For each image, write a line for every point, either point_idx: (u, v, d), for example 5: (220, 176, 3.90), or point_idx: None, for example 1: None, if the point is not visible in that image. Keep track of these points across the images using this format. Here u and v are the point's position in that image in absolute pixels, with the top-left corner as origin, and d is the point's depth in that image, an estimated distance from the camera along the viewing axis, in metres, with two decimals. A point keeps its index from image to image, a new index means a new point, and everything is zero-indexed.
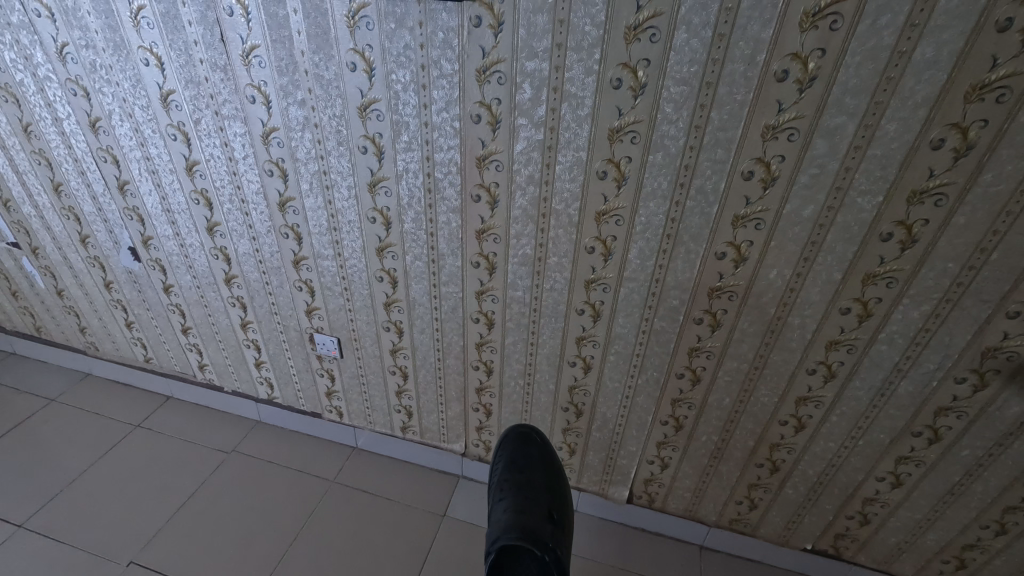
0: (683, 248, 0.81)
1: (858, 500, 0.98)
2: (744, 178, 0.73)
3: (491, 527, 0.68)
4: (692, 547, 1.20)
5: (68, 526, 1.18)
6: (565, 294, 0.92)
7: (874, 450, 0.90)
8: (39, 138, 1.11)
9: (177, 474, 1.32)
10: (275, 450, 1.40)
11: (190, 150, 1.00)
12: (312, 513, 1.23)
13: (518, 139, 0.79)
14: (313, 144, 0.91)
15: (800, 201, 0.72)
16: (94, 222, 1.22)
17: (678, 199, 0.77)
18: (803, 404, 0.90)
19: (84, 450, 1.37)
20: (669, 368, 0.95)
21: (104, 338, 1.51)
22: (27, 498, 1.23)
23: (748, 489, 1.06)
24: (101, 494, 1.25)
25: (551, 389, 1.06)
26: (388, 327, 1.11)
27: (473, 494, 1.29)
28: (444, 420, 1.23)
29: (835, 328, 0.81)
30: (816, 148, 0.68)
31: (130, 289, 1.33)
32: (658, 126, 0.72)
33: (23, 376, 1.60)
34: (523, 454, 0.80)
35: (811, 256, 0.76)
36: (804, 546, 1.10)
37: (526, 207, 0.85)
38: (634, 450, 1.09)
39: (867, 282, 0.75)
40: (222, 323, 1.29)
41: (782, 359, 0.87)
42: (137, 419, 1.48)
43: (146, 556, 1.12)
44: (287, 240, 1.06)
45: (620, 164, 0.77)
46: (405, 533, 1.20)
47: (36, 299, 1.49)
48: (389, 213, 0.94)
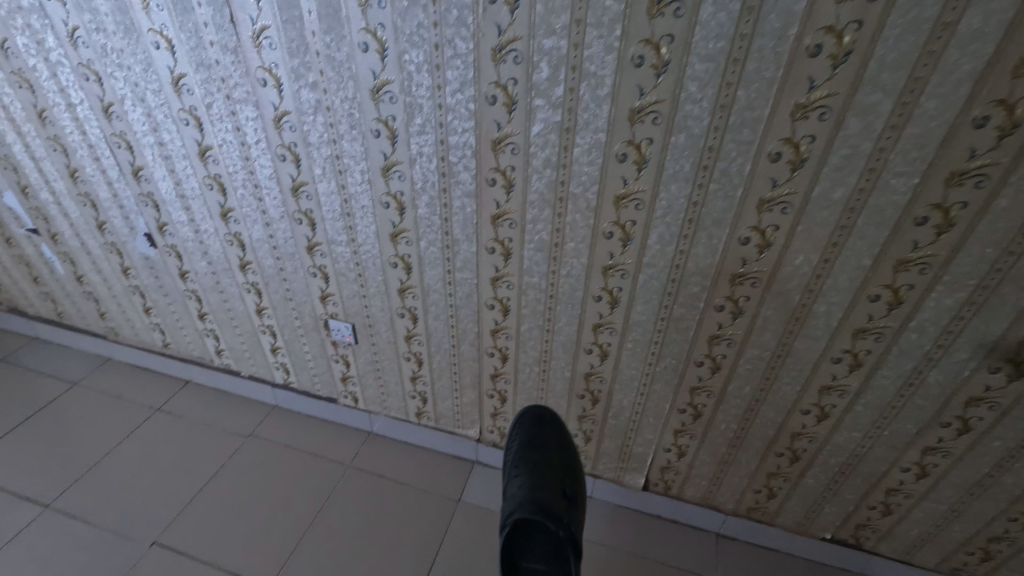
0: (705, 233, 0.79)
1: (880, 491, 0.95)
2: (770, 160, 0.70)
3: (507, 501, 0.73)
4: (707, 535, 1.19)
5: (93, 507, 1.21)
6: (582, 281, 0.91)
7: (900, 440, 0.88)
8: (53, 124, 1.11)
9: (197, 456, 1.34)
10: (292, 434, 1.41)
11: (203, 135, 0.99)
12: (329, 497, 1.25)
13: (534, 121, 0.77)
14: (325, 127, 0.89)
15: (830, 183, 0.69)
16: (110, 209, 1.22)
17: (701, 182, 0.74)
18: (827, 393, 0.88)
19: (106, 433, 1.40)
20: (688, 356, 0.93)
21: (123, 323, 1.53)
22: (53, 480, 1.26)
23: (767, 478, 1.04)
24: (124, 476, 1.28)
25: (567, 376, 1.05)
26: (402, 313, 1.10)
27: (488, 480, 1.29)
28: (459, 406, 1.23)
29: (862, 315, 0.78)
30: (849, 127, 0.64)
31: (147, 275, 1.33)
32: (681, 106, 0.69)
33: (47, 360, 1.63)
34: (537, 433, 0.84)
35: (841, 241, 0.73)
36: (823, 535, 1.08)
37: (542, 191, 0.83)
38: (650, 438, 1.08)
39: (899, 268, 0.72)
40: (238, 309, 1.29)
41: (806, 348, 0.84)
42: (156, 403, 1.50)
43: (169, 536, 1.15)
44: (301, 225, 1.05)
45: (640, 147, 0.74)
46: (420, 517, 1.20)
47: (57, 284, 1.51)
48: (403, 198, 0.93)
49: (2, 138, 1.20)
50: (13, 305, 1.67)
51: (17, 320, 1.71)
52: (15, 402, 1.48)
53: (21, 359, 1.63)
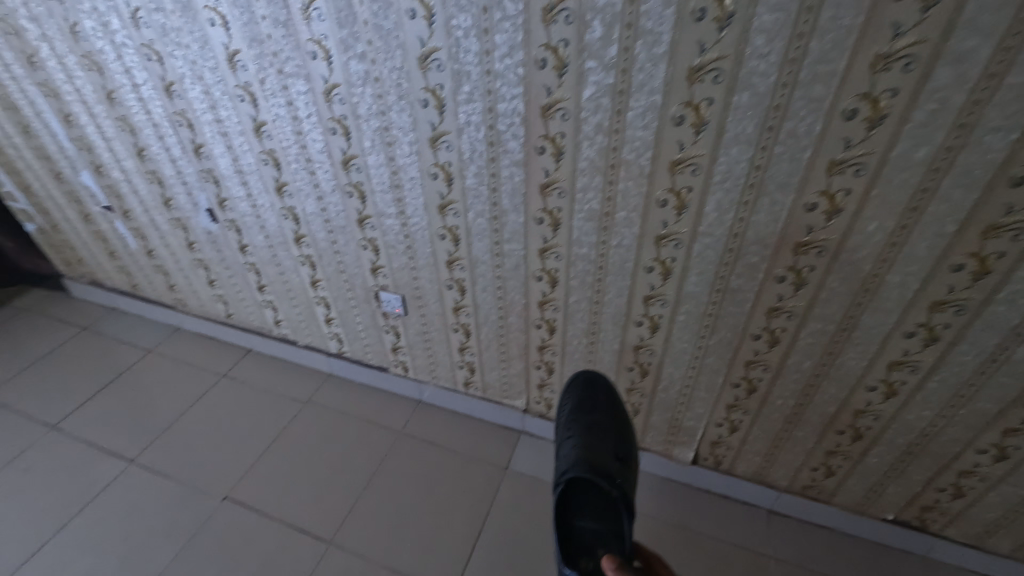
0: (767, 199, 0.74)
1: (952, 472, 0.90)
2: (844, 118, 0.64)
3: (561, 461, 0.77)
4: (759, 511, 1.16)
5: (172, 462, 1.31)
6: (633, 251, 0.88)
7: (977, 421, 0.82)
8: (121, 105, 1.17)
9: (261, 419, 1.43)
10: (346, 401, 1.48)
11: (257, 111, 1.01)
12: (383, 461, 1.30)
13: (586, 84, 0.74)
14: (373, 99, 0.89)
15: (913, 142, 0.63)
16: (174, 185, 1.28)
17: (764, 144, 0.70)
18: (897, 368, 0.83)
19: (180, 396, 1.51)
20: (744, 328, 0.89)
21: (190, 295, 1.62)
22: (136, 437, 1.38)
23: (826, 456, 1.00)
24: (197, 435, 1.38)
25: (615, 348, 1.03)
26: (450, 285, 1.11)
27: (535, 450, 1.31)
28: (506, 377, 1.24)
29: (942, 286, 0.72)
30: (939, 78, 0.58)
31: (210, 249, 1.40)
32: (745, 61, 0.65)
33: (124, 329, 1.76)
34: (589, 400, 0.88)
35: (921, 206, 0.67)
36: (885, 516, 1.04)
37: (593, 158, 0.81)
38: (701, 412, 1.06)
39: (989, 235, 0.66)
40: (294, 281, 1.34)
41: (876, 321, 0.79)
42: (222, 370, 1.60)
43: (239, 492, 1.24)
44: (351, 199, 1.07)
45: (699, 108, 0.70)
46: (469, 483, 1.24)
47: (130, 258, 1.61)
48: (451, 169, 0.92)
49: (76, 120, 1.27)
50: (93, 278, 1.80)
51: (97, 292, 1.84)
52: (100, 367, 1.61)
53: (103, 328, 1.77)
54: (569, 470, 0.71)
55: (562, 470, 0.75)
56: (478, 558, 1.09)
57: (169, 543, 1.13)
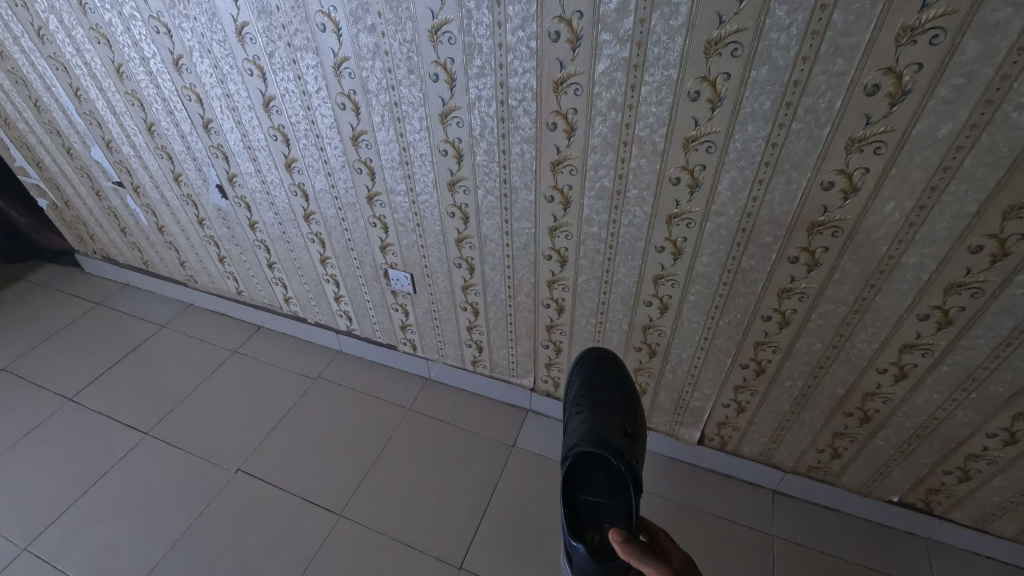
0: (783, 177, 0.73)
1: (959, 456, 0.90)
2: (866, 93, 0.63)
3: (569, 436, 0.78)
4: (764, 491, 1.17)
5: (186, 435, 1.34)
6: (644, 231, 0.88)
7: (988, 404, 0.82)
8: (130, 79, 1.16)
9: (273, 394, 1.45)
10: (355, 378, 1.49)
11: (266, 86, 1.01)
12: (392, 436, 1.32)
13: (600, 58, 0.73)
14: (383, 73, 0.88)
15: (936, 119, 0.62)
16: (184, 161, 1.28)
17: (782, 121, 0.68)
18: (908, 351, 0.82)
19: (192, 371, 1.53)
20: (755, 310, 0.89)
21: (201, 272, 1.64)
22: (151, 410, 1.41)
23: (832, 438, 1.00)
24: (210, 409, 1.41)
25: (624, 328, 1.03)
26: (459, 264, 1.11)
27: (542, 428, 1.33)
28: (514, 356, 1.25)
29: (959, 268, 0.71)
30: (967, 51, 0.56)
31: (221, 226, 1.41)
32: (765, 34, 0.63)
33: (137, 305, 1.79)
34: (598, 376, 0.88)
35: (941, 185, 0.66)
36: (890, 498, 1.04)
37: (606, 134, 0.79)
38: (709, 393, 1.06)
39: (1010, 216, 0.64)
40: (304, 258, 1.35)
41: (889, 303, 0.78)
42: (234, 345, 1.62)
43: (251, 465, 1.26)
44: (361, 175, 1.06)
45: (716, 83, 0.69)
46: (476, 460, 1.26)
47: (142, 235, 1.62)
48: (461, 145, 0.91)
49: (85, 94, 1.26)
50: (105, 254, 1.82)
51: (108, 268, 1.86)
52: (113, 342, 1.63)
53: (115, 304, 1.79)
54: (576, 444, 0.72)
55: (570, 444, 0.76)
56: (485, 532, 1.11)
57: (184, 513, 1.17)
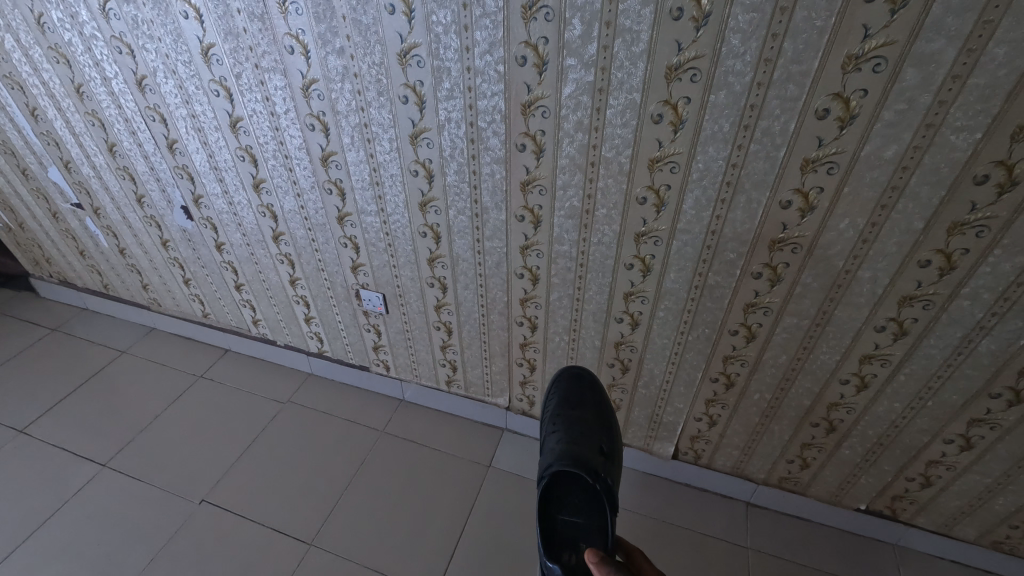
0: (744, 196, 0.76)
1: (921, 462, 0.93)
2: (817, 117, 0.66)
3: (545, 455, 0.78)
4: (738, 504, 1.18)
5: (147, 465, 1.28)
6: (613, 248, 0.89)
7: (944, 411, 0.85)
8: (90, 99, 1.14)
9: (240, 420, 1.40)
10: (327, 401, 1.46)
11: (233, 106, 1.00)
12: (365, 461, 1.29)
13: (566, 82, 0.75)
14: (352, 95, 0.88)
15: (882, 141, 0.65)
16: (148, 182, 1.25)
17: (741, 143, 0.71)
18: (868, 362, 0.85)
19: (155, 397, 1.47)
20: (722, 324, 0.91)
21: (165, 294, 1.59)
22: (110, 440, 1.35)
23: (801, 449, 1.03)
24: (174, 437, 1.35)
25: (597, 344, 1.04)
26: (432, 283, 1.11)
27: (518, 447, 1.32)
28: (488, 375, 1.24)
29: (911, 281, 0.74)
30: (907, 78, 0.60)
31: (186, 248, 1.37)
32: (722, 61, 0.66)
33: (96, 330, 1.72)
34: (574, 394, 0.89)
35: (890, 203, 0.69)
36: (857, 506, 1.07)
37: (573, 155, 0.81)
38: (681, 407, 1.07)
39: (954, 231, 0.68)
40: (273, 280, 1.32)
41: (848, 316, 0.81)
42: (199, 370, 1.56)
43: (217, 495, 1.21)
44: (331, 196, 1.05)
45: (677, 106, 0.71)
46: (452, 482, 1.24)
47: (102, 257, 1.57)
48: (431, 166, 0.92)
49: (43, 114, 1.23)
50: (62, 277, 1.75)
51: (66, 292, 1.79)
52: (70, 369, 1.56)
53: (73, 329, 1.72)
54: (552, 464, 0.72)
55: (546, 463, 0.76)
56: (460, 557, 1.09)
57: (143, 549, 1.11)
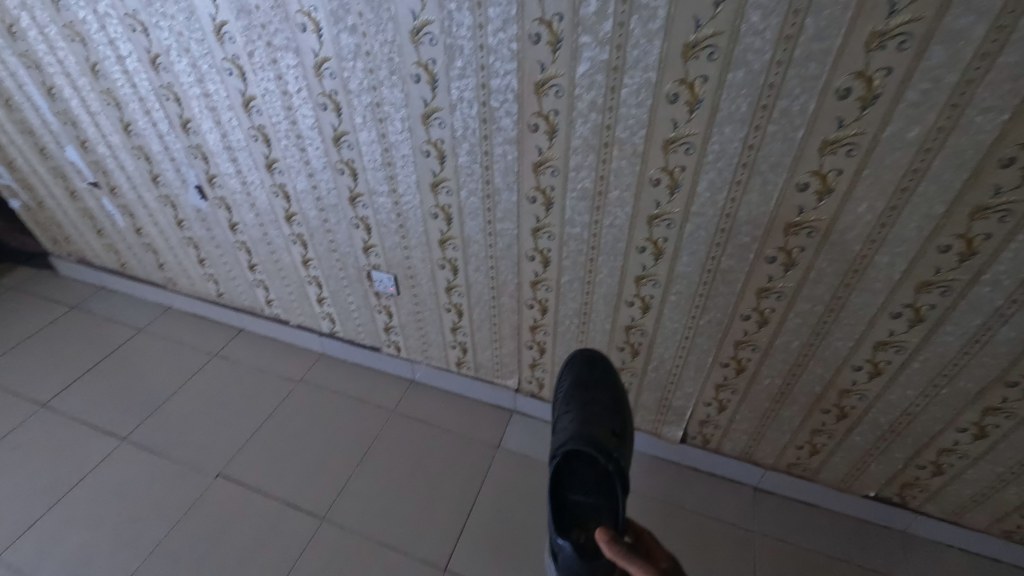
0: (759, 179, 0.74)
1: (932, 450, 0.92)
2: (838, 97, 0.64)
3: (559, 434, 0.79)
4: (746, 489, 1.19)
5: (164, 440, 1.31)
6: (625, 231, 0.88)
7: (958, 399, 0.84)
8: (105, 78, 1.14)
9: (255, 398, 1.43)
10: (339, 380, 1.48)
11: (246, 85, 1.00)
12: (376, 440, 1.31)
13: (580, 60, 0.73)
14: (364, 74, 0.88)
15: (905, 122, 0.63)
16: (162, 161, 1.26)
17: (758, 124, 0.70)
18: (882, 349, 0.84)
19: (171, 375, 1.50)
20: (734, 309, 0.90)
21: (180, 274, 1.61)
22: (128, 415, 1.38)
23: (811, 435, 1.02)
24: (190, 414, 1.38)
25: (607, 328, 1.04)
26: (442, 265, 1.11)
27: (527, 428, 1.33)
28: (498, 357, 1.25)
29: (929, 267, 0.73)
30: (933, 56, 0.58)
31: (200, 227, 1.39)
32: (741, 38, 0.64)
33: (114, 308, 1.75)
34: (587, 375, 0.90)
35: (911, 186, 0.68)
36: (866, 493, 1.07)
37: (586, 136, 0.80)
38: (691, 391, 1.07)
39: (976, 216, 0.67)
40: (285, 260, 1.33)
41: (863, 302, 0.80)
42: (214, 349, 1.59)
43: (232, 470, 1.24)
44: (343, 176, 1.05)
45: (693, 85, 0.70)
46: (462, 462, 1.25)
47: (118, 236, 1.59)
48: (443, 146, 0.91)
49: (59, 92, 1.24)
50: (80, 256, 1.78)
51: (84, 270, 1.82)
52: (89, 346, 1.60)
53: (92, 307, 1.76)
54: (566, 442, 0.73)
55: (560, 443, 0.77)
56: (468, 535, 1.11)
57: (163, 519, 1.14)
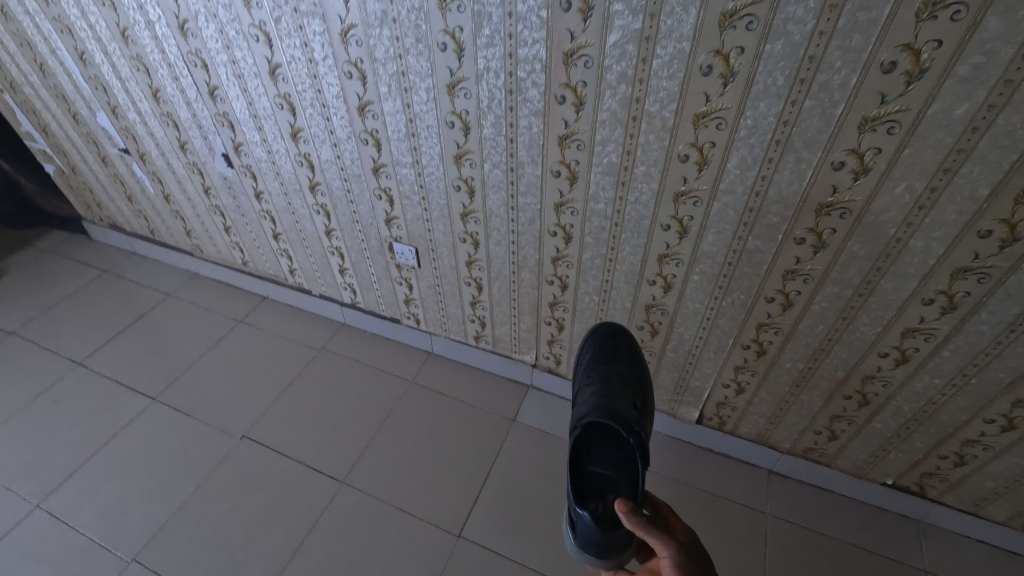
0: (793, 156, 0.72)
1: (956, 440, 0.91)
2: (883, 71, 0.61)
3: (580, 406, 0.81)
4: (760, 471, 1.19)
5: (192, 401, 1.36)
6: (650, 208, 0.87)
7: (988, 390, 0.82)
8: (135, 43, 1.15)
9: (279, 364, 1.47)
10: (359, 350, 1.51)
11: (272, 53, 0.99)
12: (394, 409, 1.34)
13: (611, 29, 0.71)
14: (391, 41, 0.87)
15: (952, 98, 0.60)
16: (190, 129, 1.27)
17: (795, 98, 0.67)
18: (910, 336, 0.82)
19: (199, 339, 1.55)
20: (759, 291, 0.89)
21: (207, 241, 1.64)
22: (158, 376, 1.43)
23: (830, 420, 1.01)
24: (216, 377, 1.43)
25: (627, 306, 1.03)
26: (464, 238, 1.11)
27: (542, 404, 1.34)
28: (516, 332, 1.26)
29: (968, 253, 0.70)
30: (988, 28, 0.55)
31: (226, 195, 1.41)
32: (782, 7, 0.61)
33: (143, 273, 1.80)
34: (609, 349, 0.91)
35: (954, 167, 0.65)
36: (884, 481, 1.06)
37: (615, 109, 0.78)
38: (710, 373, 1.07)
39: (1022, 200, 0.64)
40: (309, 230, 1.35)
41: (894, 287, 0.78)
42: (239, 315, 1.63)
43: (256, 432, 1.29)
44: (367, 146, 1.05)
45: (729, 57, 0.67)
46: (477, 433, 1.28)
47: (148, 202, 1.63)
48: (468, 117, 0.90)
49: (90, 58, 1.25)
50: (112, 221, 1.83)
51: (115, 235, 1.87)
52: (120, 308, 1.65)
53: (123, 271, 1.81)
54: (588, 415, 0.75)
55: (581, 415, 0.80)
56: (483, 504, 1.14)
57: (191, 476, 1.19)
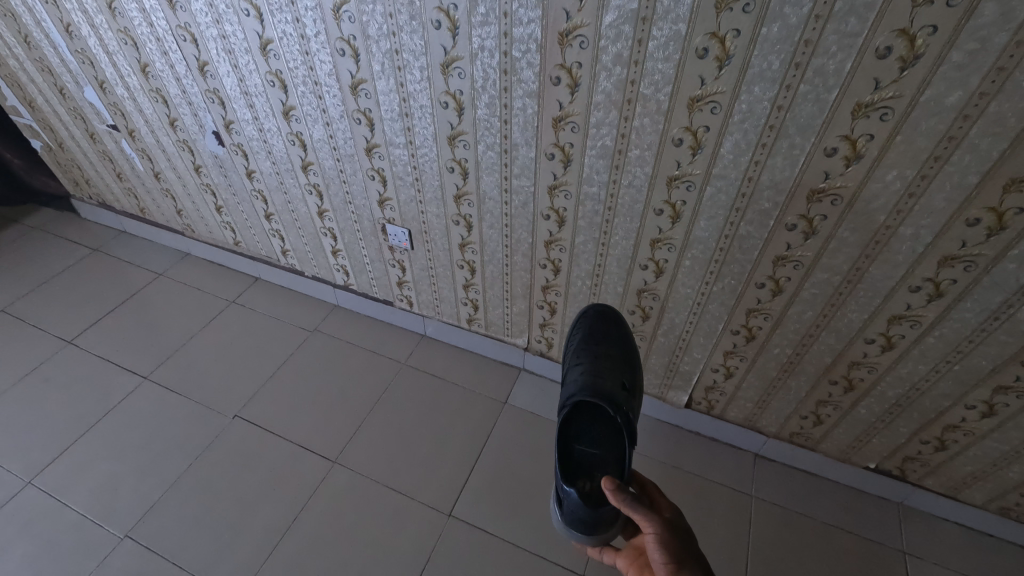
0: (787, 141, 0.72)
1: (938, 426, 0.92)
2: (878, 56, 0.61)
3: (568, 386, 0.82)
4: (747, 455, 1.21)
5: (183, 381, 1.36)
6: (643, 193, 0.87)
7: (970, 375, 0.83)
8: (122, 16, 1.13)
9: (271, 344, 1.47)
10: (352, 332, 1.51)
11: (263, 28, 0.98)
12: (386, 390, 1.35)
13: (608, 10, 0.70)
14: (384, 18, 0.85)
15: (946, 85, 0.60)
16: (179, 105, 1.25)
17: (790, 83, 0.67)
18: (897, 322, 0.83)
19: (190, 319, 1.55)
20: (749, 277, 0.89)
21: (198, 221, 1.63)
22: (149, 355, 1.43)
23: (816, 405, 1.03)
24: (208, 357, 1.43)
25: (619, 291, 1.04)
26: (457, 221, 1.11)
27: (534, 386, 1.36)
28: (509, 315, 1.26)
29: (955, 241, 0.71)
30: (984, 14, 0.55)
31: (217, 174, 1.39)
32: None
33: (134, 253, 1.78)
34: (599, 330, 0.91)
35: (944, 154, 0.65)
36: (867, 465, 1.08)
37: (610, 91, 0.78)
38: (699, 357, 1.08)
39: (1009, 188, 0.64)
40: (301, 210, 1.34)
41: (883, 274, 0.79)
42: (231, 296, 1.63)
43: (249, 411, 1.29)
44: (360, 126, 1.04)
45: (725, 40, 0.67)
46: (469, 415, 1.29)
47: (137, 180, 1.61)
48: (462, 97, 0.90)
49: (77, 30, 1.23)
50: (101, 199, 1.80)
51: (105, 214, 1.85)
52: (110, 287, 1.64)
53: (113, 250, 1.79)
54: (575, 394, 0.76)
55: (569, 394, 0.81)
56: (473, 483, 1.15)
57: (182, 454, 1.20)
